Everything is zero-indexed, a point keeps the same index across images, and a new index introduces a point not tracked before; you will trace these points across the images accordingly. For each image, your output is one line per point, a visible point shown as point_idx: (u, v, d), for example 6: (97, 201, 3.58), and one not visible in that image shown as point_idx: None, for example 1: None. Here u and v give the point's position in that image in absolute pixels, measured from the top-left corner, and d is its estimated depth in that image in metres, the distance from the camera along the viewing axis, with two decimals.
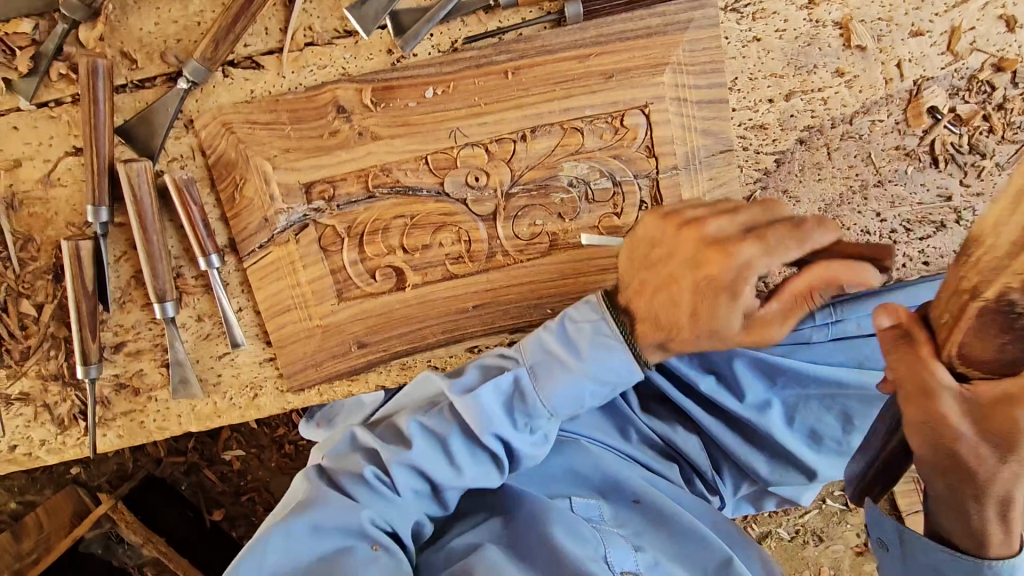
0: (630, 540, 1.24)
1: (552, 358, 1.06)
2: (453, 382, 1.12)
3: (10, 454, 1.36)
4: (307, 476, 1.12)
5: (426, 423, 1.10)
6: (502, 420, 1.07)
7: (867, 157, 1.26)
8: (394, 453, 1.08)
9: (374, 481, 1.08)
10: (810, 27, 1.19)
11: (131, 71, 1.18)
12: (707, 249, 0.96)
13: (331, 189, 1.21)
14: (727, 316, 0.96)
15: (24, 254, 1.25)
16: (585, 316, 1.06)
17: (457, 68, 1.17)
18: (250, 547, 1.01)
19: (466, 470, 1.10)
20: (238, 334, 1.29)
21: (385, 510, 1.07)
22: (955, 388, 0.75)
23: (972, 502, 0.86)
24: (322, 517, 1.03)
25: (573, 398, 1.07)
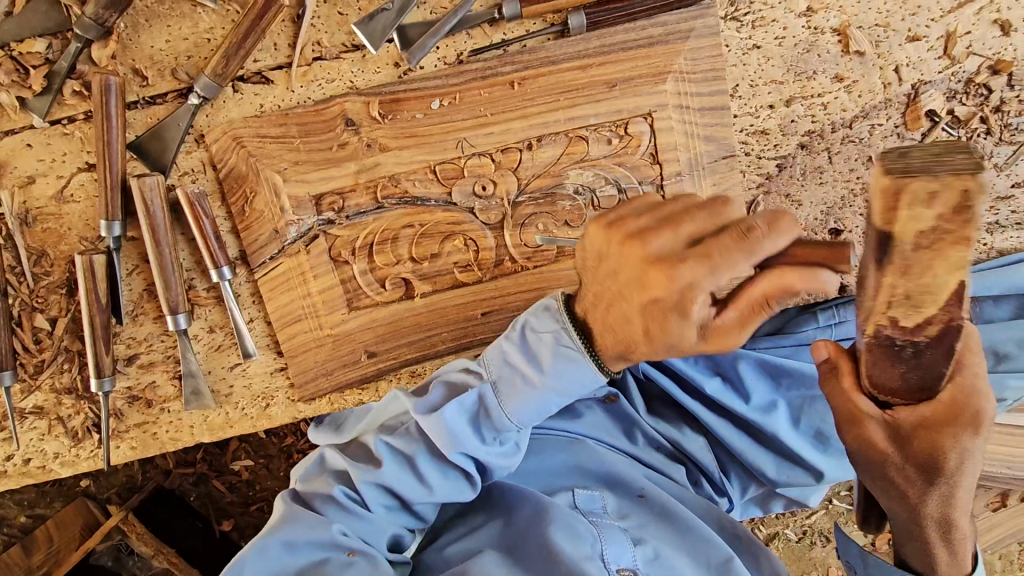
0: (631, 533, 1.22)
1: (515, 371, 1.00)
2: (417, 401, 1.07)
3: (24, 468, 1.37)
4: (282, 499, 1.13)
5: (391, 442, 1.09)
6: (467, 437, 1.04)
7: (867, 160, 1.28)
8: (361, 472, 1.09)
9: (345, 501, 1.09)
10: (808, 34, 1.21)
11: (142, 87, 1.20)
12: (648, 262, 0.82)
13: (341, 201, 1.23)
14: (681, 333, 0.83)
15: (38, 269, 1.27)
16: (543, 327, 0.98)
17: (463, 79, 1.19)
18: (229, 567, 1.02)
19: (435, 486, 1.09)
20: (250, 344, 1.30)
21: (358, 526, 1.08)
22: (877, 415, 0.82)
23: (913, 523, 0.95)
24: (295, 535, 1.04)
25: (541, 411, 1.02)
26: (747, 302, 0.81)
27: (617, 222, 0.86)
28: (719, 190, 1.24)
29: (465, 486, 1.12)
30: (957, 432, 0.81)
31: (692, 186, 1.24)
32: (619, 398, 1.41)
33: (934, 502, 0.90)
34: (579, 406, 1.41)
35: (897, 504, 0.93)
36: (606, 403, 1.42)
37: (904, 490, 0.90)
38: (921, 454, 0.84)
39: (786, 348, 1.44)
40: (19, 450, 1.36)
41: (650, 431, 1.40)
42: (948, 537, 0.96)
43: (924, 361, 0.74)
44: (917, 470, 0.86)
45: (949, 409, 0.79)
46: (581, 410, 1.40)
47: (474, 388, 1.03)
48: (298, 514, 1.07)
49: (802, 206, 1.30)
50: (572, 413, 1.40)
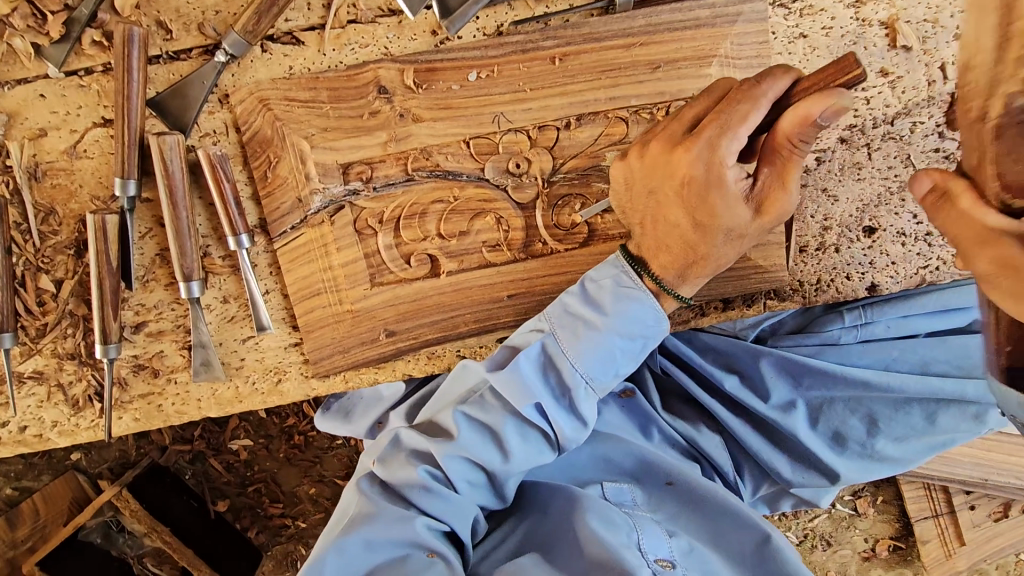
0: (664, 526, 1.19)
1: (577, 321, 1.03)
2: (486, 360, 1.08)
3: (19, 436, 1.31)
4: (359, 490, 1.08)
5: (470, 411, 1.07)
6: (542, 390, 1.03)
7: (906, 159, 1.26)
8: (443, 447, 1.05)
9: (429, 481, 1.05)
10: (857, 26, 1.19)
11: (166, 41, 1.14)
12: (674, 150, 0.92)
13: (369, 171, 1.18)
14: (727, 211, 0.92)
15: (45, 228, 1.21)
16: (604, 275, 1.04)
17: (503, 52, 1.15)
18: (308, 566, 0.97)
19: (515, 451, 1.06)
20: (266, 318, 1.26)
21: (442, 509, 1.04)
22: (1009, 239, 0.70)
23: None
24: (376, 531, 0.99)
25: (607, 360, 1.03)
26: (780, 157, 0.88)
27: (648, 142, 0.98)
28: None
29: (545, 448, 1.09)
30: None
31: None
32: (634, 394, 1.38)
33: None
34: None
35: None
36: (621, 399, 1.38)
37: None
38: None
39: (808, 346, 1.40)
40: (15, 417, 1.30)
41: (666, 427, 1.37)
42: None
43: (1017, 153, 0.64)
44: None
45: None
46: (597, 406, 1.36)
47: (539, 340, 1.04)
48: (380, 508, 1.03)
49: (838, 201, 1.27)
50: None
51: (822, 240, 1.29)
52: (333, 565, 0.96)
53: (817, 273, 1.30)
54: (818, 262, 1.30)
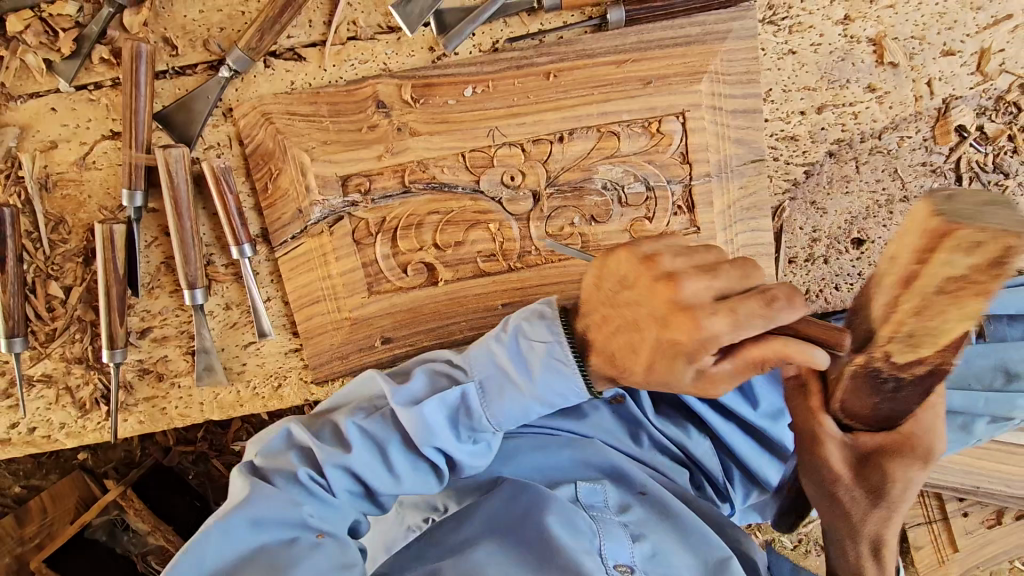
0: (630, 529, 1.21)
1: (497, 373, 1.00)
2: (396, 388, 1.03)
3: (29, 436, 1.36)
4: (240, 473, 1.03)
5: (363, 424, 1.05)
6: (446, 431, 1.01)
7: (894, 172, 1.29)
8: (331, 455, 1.01)
9: (309, 484, 1.01)
10: (844, 43, 1.21)
11: (172, 57, 1.18)
12: (659, 282, 0.84)
13: (367, 183, 1.22)
14: (680, 366, 0.87)
15: (55, 236, 1.25)
16: (538, 336, 0.97)
17: (498, 68, 1.18)
18: (184, 548, 0.92)
19: (405, 478, 1.04)
20: (266, 324, 1.29)
21: (319, 510, 1.01)
22: (839, 437, 0.85)
23: (848, 539, 0.94)
24: (261, 512, 0.95)
25: (519, 417, 1.01)
26: None
27: (643, 245, 0.92)
28: (746, 194, 1.24)
29: (433, 480, 1.06)
30: (908, 465, 0.86)
31: (720, 188, 1.23)
32: (626, 400, 1.39)
33: (872, 526, 0.92)
34: (585, 405, 1.40)
35: (838, 521, 0.93)
36: (613, 405, 1.41)
37: (846, 508, 0.90)
38: (873, 479, 0.87)
39: None
40: (24, 418, 1.35)
41: (655, 434, 1.38)
42: (877, 555, 0.95)
43: (900, 395, 0.79)
44: (864, 493, 0.88)
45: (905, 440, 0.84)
46: (588, 411, 1.40)
47: (459, 386, 1.01)
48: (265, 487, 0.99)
49: (827, 213, 1.31)
50: (578, 413, 1.40)
51: (811, 252, 1.32)
52: (213, 542, 0.93)
53: (806, 283, 1.33)
54: (807, 273, 1.33)
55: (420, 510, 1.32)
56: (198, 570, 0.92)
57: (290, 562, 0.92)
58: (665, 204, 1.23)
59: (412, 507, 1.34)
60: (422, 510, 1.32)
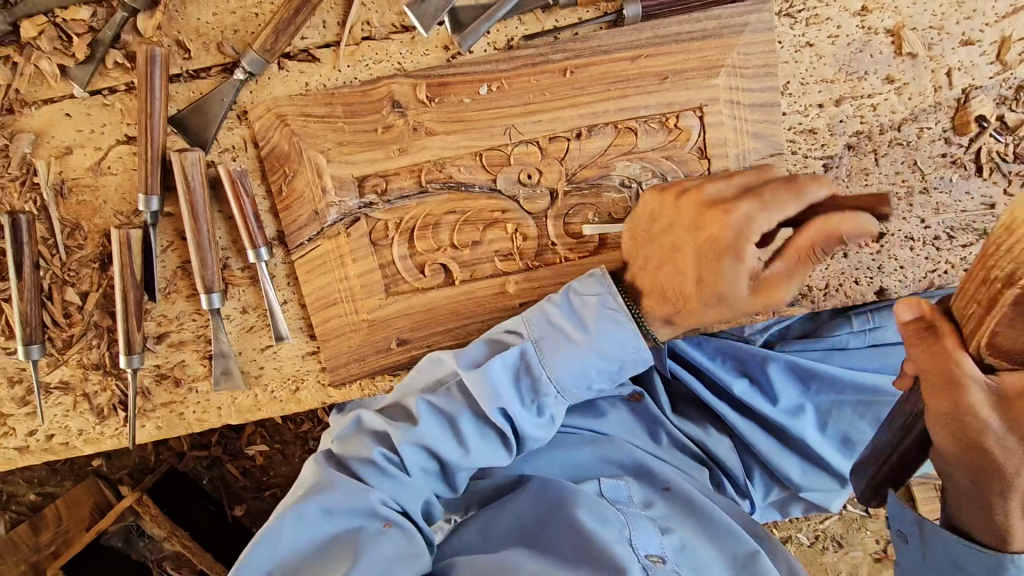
0: (657, 522, 1.20)
1: (555, 333, 1.05)
2: (459, 356, 1.08)
3: (47, 443, 1.35)
4: (314, 461, 1.09)
5: (434, 401, 1.06)
6: (510, 394, 1.05)
7: (913, 164, 1.27)
8: (404, 432, 1.05)
9: (384, 463, 1.05)
10: (862, 34, 1.20)
11: (186, 60, 1.18)
12: (706, 210, 0.99)
13: (383, 184, 1.21)
14: (732, 280, 0.97)
15: (71, 242, 1.25)
16: (589, 290, 1.06)
17: (514, 65, 1.17)
18: (261, 531, 0.99)
19: (474, 448, 1.07)
20: (284, 328, 1.28)
21: (396, 490, 1.05)
22: (982, 379, 0.77)
23: (964, 500, 0.88)
24: (332, 500, 1.01)
25: (580, 373, 1.05)
26: (796, 251, 0.93)
27: (691, 189, 1.04)
28: None
29: (502, 449, 1.10)
30: None
31: None
32: (644, 398, 1.39)
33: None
34: (603, 405, 1.39)
35: (984, 479, 0.83)
36: (631, 403, 1.40)
37: (996, 464, 0.81)
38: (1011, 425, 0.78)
39: (816, 352, 1.41)
40: (42, 425, 1.34)
41: (675, 432, 1.37)
42: None
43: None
44: (1021, 441, 0.78)
45: None
46: (605, 409, 1.38)
47: (517, 344, 1.06)
48: (335, 477, 1.04)
49: None
50: (596, 412, 1.38)
51: None
52: (287, 530, 0.98)
53: (826, 278, 1.31)
54: (826, 267, 1.31)
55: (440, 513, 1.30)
56: (273, 550, 0.98)
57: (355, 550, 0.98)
58: None
59: None
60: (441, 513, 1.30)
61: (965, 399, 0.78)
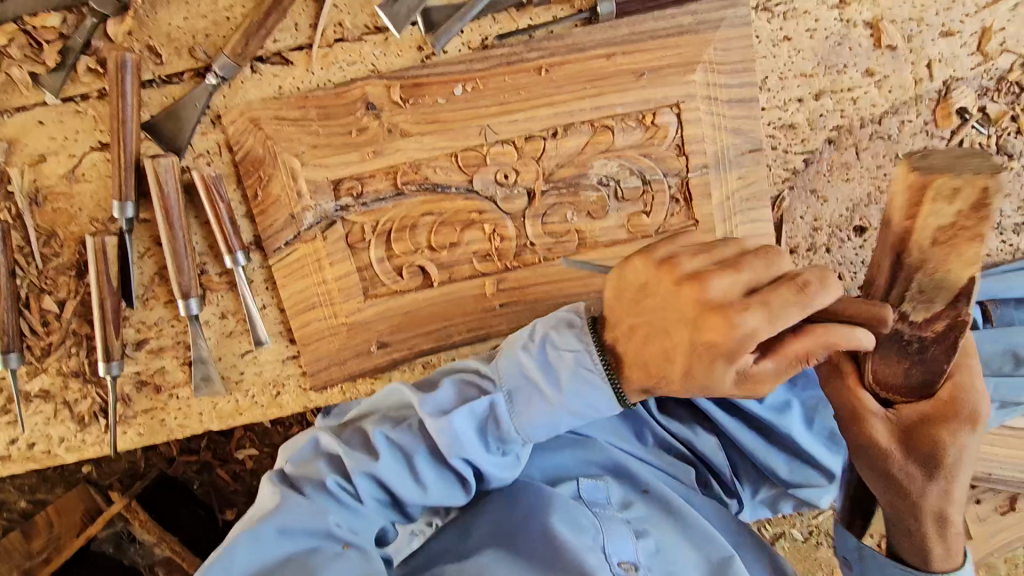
0: (633, 526, 1.21)
1: (528, 386, 1.00)
2: (424, 400, 1.04)
3: (28, 452, 1.35)
4: (268, 483, 1.07)
5: (392, 436, 1.06)
6: (474, 443, 1.03)
7: (895, 158, 1.26)
8: (360, 463, 1.04)
9: (339, 492, 1.05)
10: (840, 27, 1.18)
11: (158, 65, 1.17)
12: (709, 313, 0.86)
13: (359, 186, 1.20)
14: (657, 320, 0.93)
15: (47, 250, 1.24)
16: (569, 345, 0.98)
17: (489, 65, 1.16)
18: (218, 551, 0.98)
19: (432, 485, 1.07)
20: (261, 332, 1.28)
21: (350, 519, 1.05)
22: (881, 412, 0.90)
23: (910, 518, 0.95)
24: (289, 521, 1.00)
25: (550, 427, 1.02)
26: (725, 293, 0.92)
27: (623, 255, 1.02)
28: (744, 185, 1.22)
29: (458, 492, 1.10)
30: (955, 429, 0.88)
31: (717, 179, 1.21)
32: None
33: (935, 499, 0.92)
34: None
35: (894, 495, 0.94)
36: None
37: (902, 484, 0.92)
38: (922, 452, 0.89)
39: None
40: (24, 434, 1.34)
41: (660, 430, 1.35)
42: (943, 526, 0.94)
43: (928, 357, 0.85)
44: (919, 466, 0.90)
45: (945, 407, 0.87)
46: None
47: (488, 396, 1.02)
48: (290, 497, 1.03)
49: (827, 202, 1.28)
50: None
51: (812, 241, 1.29)
52: (243, 550, 0.98)
53: None
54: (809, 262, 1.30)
55: None
56: (228, 574, 0.96)
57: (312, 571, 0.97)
58: (662, 197, 1.21)
59: None
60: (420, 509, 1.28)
61: (874, 432, 0.90)
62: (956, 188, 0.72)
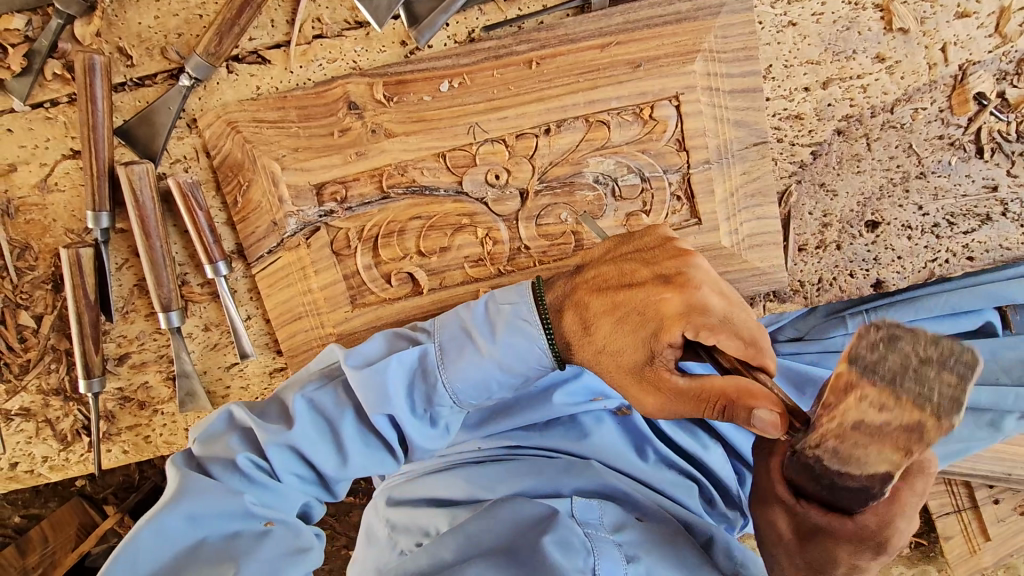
0: (625, 549, 1.12)
1: (463, 337, 1.01)
2: (351, 352, 1.02)
3: (11, 472, 1.30)
4: (172, 463, 1.01)
5: (313, 398, 1.02)
6: (402, 402, 1.00)
7: (908, 148, 1.19)
8: (273, 435, 0.99)
9: (250, 469, 0.99)
10: (849, 10, 1.11)
11: (129, 67, 1.11)
12: (675, 275, 0.93)
13: (343, 190, 1.14)
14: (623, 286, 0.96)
15: (21, 263, 1.19)
16: (508, 299, 1.01)
17: (476, 59, 1.10)
18: (127, 541, 0.95)
19: (354, 457, 1.02)
20: (247, 344, 1.22)
21: (266, 496, 1.01)
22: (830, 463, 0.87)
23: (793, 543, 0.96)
24: (195, 507, 0.96)
25: (479, 386, 1.01)
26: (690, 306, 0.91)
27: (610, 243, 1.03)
28: (749, 180, 1.15)
29: (386, 457, 1.05)
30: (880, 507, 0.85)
31: (720, 174, 1.15)
32: (631, 412, 1.34)
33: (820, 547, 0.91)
34: (586, 422, 1.32)
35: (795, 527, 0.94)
36: (618, 416, 1.34)
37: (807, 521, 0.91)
38: (814, 554, 0.92)
39: (811, 354, 1.31)
40: (5, 454, 1.29)
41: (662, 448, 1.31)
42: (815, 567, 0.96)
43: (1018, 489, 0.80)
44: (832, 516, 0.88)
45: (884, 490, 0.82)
46: (592, 424, 1.32)
47: (417, 348, 1.02)
48: (197, 477, 0.98)
49: (837, 196, 1.21)
50: (580, 431, 1.31)
51: (822, 238, 1.22)
52: (148, 540, 0.95)
53: (818, 272, 1.23)
54: (818, 261, 1.23)
55: (411, 534, 1.22)
56: (137, 564, 0.94)
57: (233, 555, 0.95)
58: (663, 195, 1.15)
59: (401, 531, 1.24)
60: (413, 534, 1.22)
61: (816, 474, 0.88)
62: (887, 403, 0.68)
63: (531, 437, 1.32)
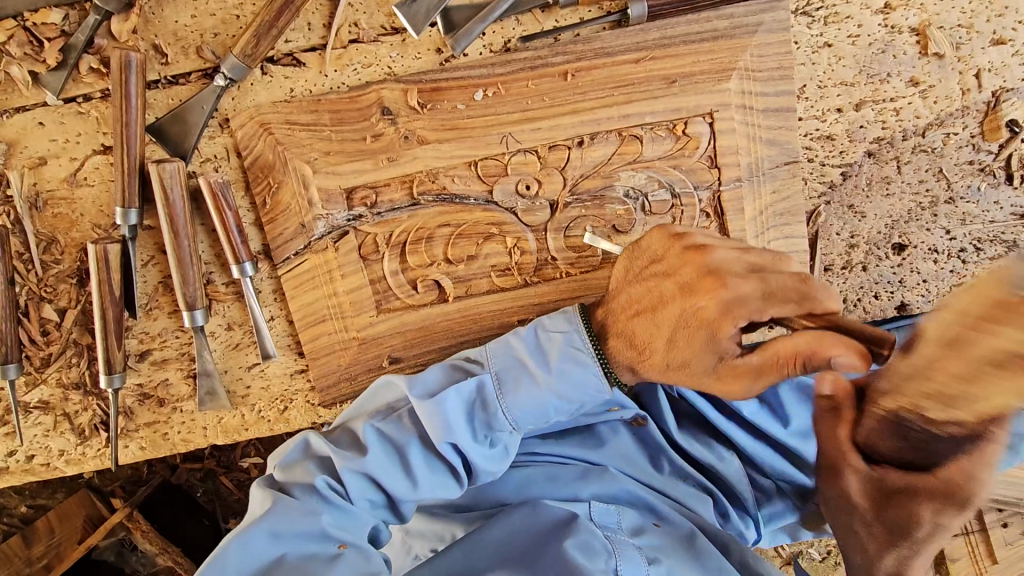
0: (645, 552, 1.14)
1: (517, 366, 1.00)
2: (412, 383, 1.03)
3: (26, 464, 1.30)
4: (257, 489, 1.03)
5: (381, 427, 1.03)
6: (463, 429, 1.00)
7: (938, 172, 1.20)
8: (349, 461, 1.00)
9: (328, 491, 1.01)
10: (884, 33, 1.12)
11: (163, 65, 1.11)
12: (703, 277, 0.91)
13: (373, 196, 1.14)
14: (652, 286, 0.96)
15: (46, 257, 1.19)
16: (558, 327, 1.01)
17: (511, 69, 1.10)
18: (212, 558, 0.96)
19: (422, 482, 1.02)
20: (270, 346, 1.23)
21: (341, 519, 1.01)
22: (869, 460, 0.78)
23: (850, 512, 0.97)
24: (279, 525, 0.96)
25: (540, 413, 1.01)
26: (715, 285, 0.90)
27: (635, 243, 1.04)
28: (779, 199, 1.15)
29: (452, 483, 1.04)
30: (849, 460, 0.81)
31: (751, 193, 1.15)
32: (647, 422, 1.28)
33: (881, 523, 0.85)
34: (602, 431, 1.30)
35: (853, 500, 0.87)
36: (633, 427, 1.30)
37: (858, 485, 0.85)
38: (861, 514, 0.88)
39: None
40: (22, 446, 1.29)
41: (678, 460, 1.27)
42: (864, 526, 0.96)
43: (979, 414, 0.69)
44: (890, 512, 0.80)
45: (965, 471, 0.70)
46: (608, 430, 1.30)
47: (475, 377, 1.01)
48: (279, 499, 0.99)
49: (865, 218, 1.21)
50: (596, 439, 1.30)
51: (848, 259, 1.23)
52: (233, 558, 0.95)
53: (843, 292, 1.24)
54: (844, 281, 1.24)
55: (426, 540, 1.25)
56: None
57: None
58: (692, 211, 1.15)
59: (417, 535, 1.26)
60: (428, 540, 1.24)
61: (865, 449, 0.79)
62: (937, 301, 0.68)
63: (546, 444, 1.29)
